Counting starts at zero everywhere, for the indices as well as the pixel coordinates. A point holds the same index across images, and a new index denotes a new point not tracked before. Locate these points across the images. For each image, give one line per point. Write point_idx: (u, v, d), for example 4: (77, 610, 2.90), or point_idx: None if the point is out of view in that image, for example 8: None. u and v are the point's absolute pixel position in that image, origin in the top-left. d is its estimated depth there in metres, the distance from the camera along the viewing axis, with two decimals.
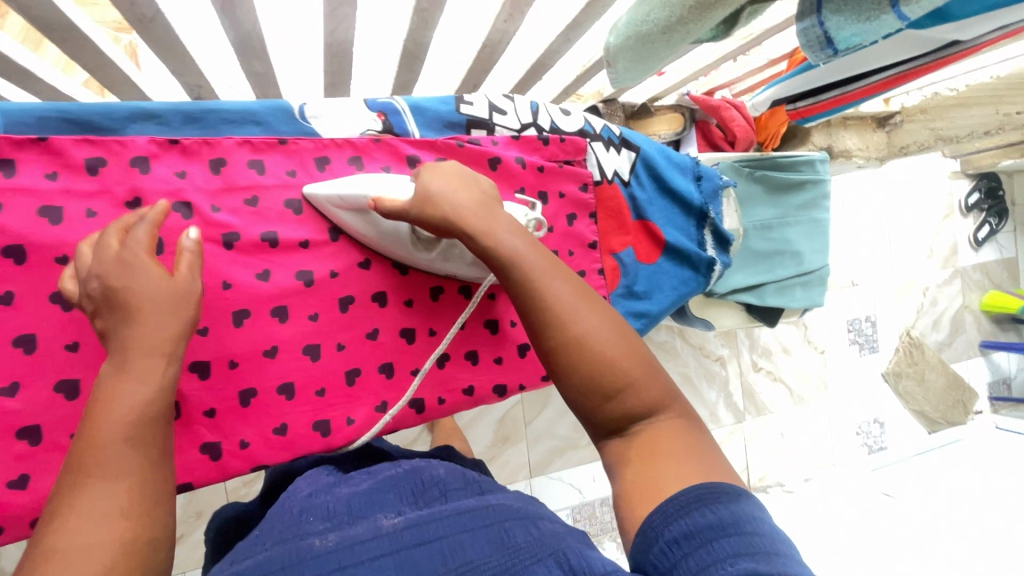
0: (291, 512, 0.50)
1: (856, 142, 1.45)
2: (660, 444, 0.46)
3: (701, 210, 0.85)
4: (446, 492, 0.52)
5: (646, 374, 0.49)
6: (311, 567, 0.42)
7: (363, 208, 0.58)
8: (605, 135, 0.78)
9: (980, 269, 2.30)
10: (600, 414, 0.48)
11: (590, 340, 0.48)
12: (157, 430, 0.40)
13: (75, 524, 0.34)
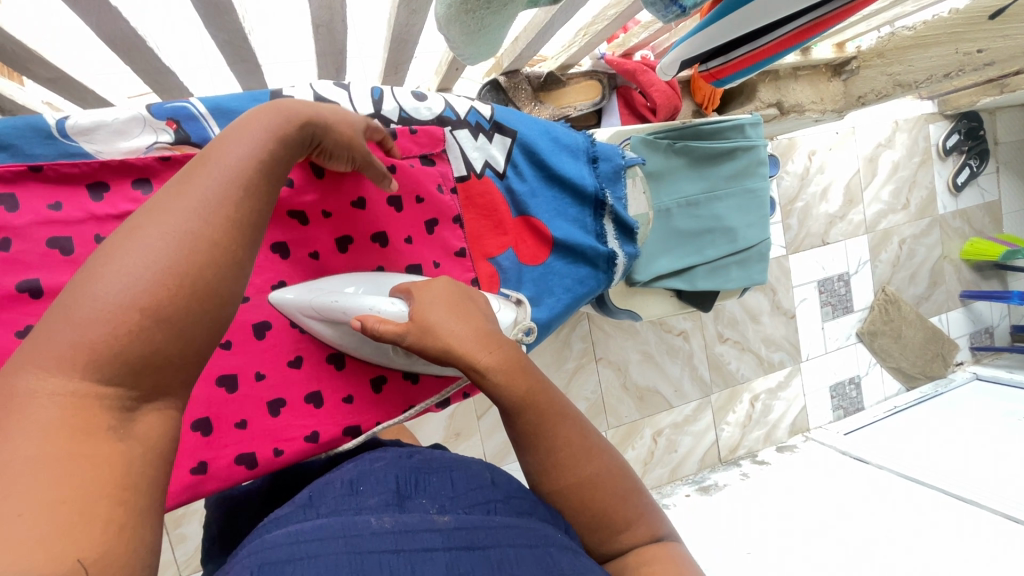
0: (341, 484, 0.46)
1: (808, 94, 1.33)
2: (664, 556, 0.48)
3: (597, 197, 0.76)
4: (496, 497, 0.47)
5: (641, 497, 0.51)
6: (367, 543, 0.38)
7: (340, 319, 0.55)
8: (471, 120, 0.68)
9: (960, 216, 2.19)
10: (604, 538, 0.49)
11: (599, 474, 0.49)
12: (138, 353, 0.30)
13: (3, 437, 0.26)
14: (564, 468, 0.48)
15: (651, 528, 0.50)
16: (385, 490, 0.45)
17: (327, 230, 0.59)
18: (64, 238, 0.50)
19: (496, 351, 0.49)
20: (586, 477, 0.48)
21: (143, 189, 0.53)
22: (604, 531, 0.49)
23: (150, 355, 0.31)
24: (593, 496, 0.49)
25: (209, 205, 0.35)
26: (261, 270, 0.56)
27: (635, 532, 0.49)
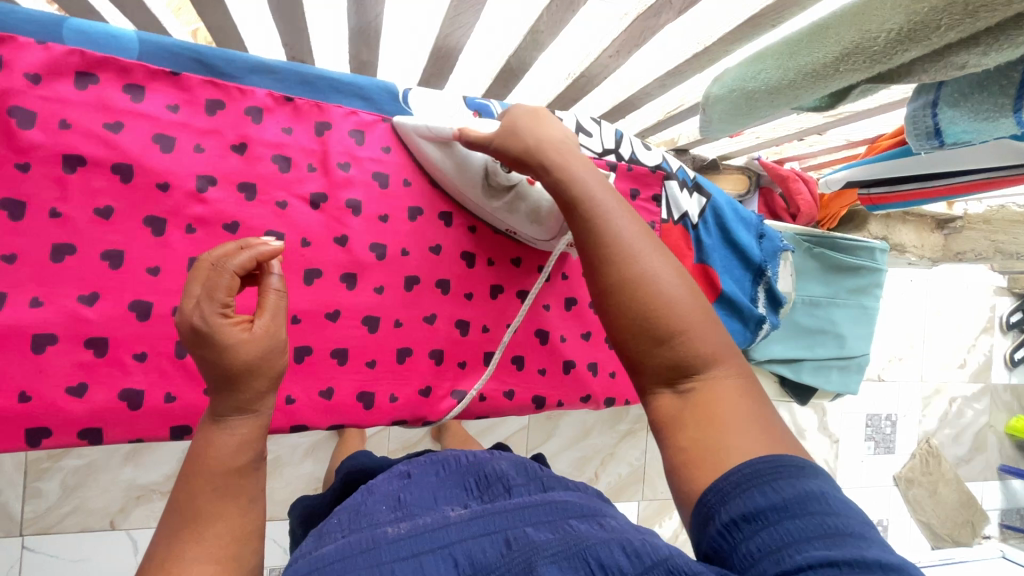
0: (361, 502, 0.48)
1: (912, 238, 1.46)
2: (719, 406, 0.41)
3: (759, 267, 0.87)
4: (512, 485, 0.48)
5: (708, 320, 0.45)
6: (385, 553, 0.39)
7: (447, 140, 0.60)
8: (681, 175, 0.82)
9: (1010, 391, 2.24)
10: (650, 360, 0.43)
11: (661, 278, 0.44)
12: (231, 508, 0.41)
13: None
14: (611, 266, 0.45)
15: (713, 366, 0.43)
16: (402, 504, 0.47)
17: None
18: (383, 174, 0.64)
19: (572, 156, 0.51)
20: (633, 275, 0.44)
21: None
22: (649, 350, 0.43)
23: (244, 500, 0.42)
24: (642, 304, 0.44)
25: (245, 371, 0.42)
26: (505, 245, 0.70)
27: (693, 362, 0.43)
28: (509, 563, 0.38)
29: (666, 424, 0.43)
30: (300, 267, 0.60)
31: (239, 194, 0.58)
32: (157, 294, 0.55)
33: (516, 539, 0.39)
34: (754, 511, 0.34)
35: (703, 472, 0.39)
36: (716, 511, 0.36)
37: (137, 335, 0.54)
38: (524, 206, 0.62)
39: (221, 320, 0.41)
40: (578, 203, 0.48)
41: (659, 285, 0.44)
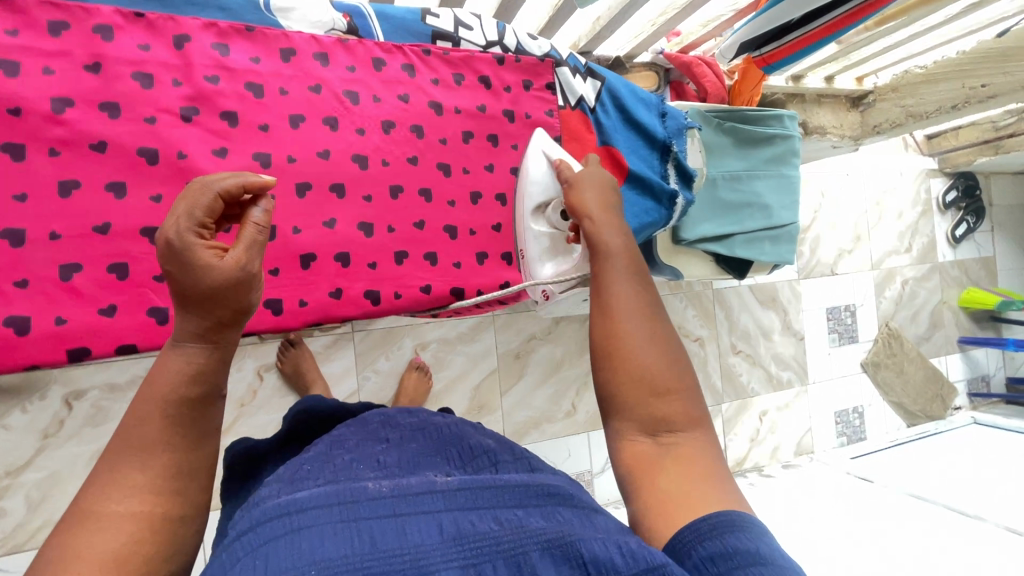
0: (342, 457, 0.55)
1: (831, 119, 1.51)
2: (693, 462, 0.52)
3: (665, 144, 0.86)
4: (499, 461, 0.58)
5: (692, 396, 0.55)
6: (363, 509, 0.47)
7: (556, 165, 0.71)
8: (571, 62, 0.80)
9: (958, 267, 2.34)
10: (645, 409, 0.54)
11: (657, 343, 0.56)
12: (179, 424, 0.47)
13: (116, 488, 0.44)
14: (611, 316, 0.56)
15: (692, 431, 0.54)
16: (383, 465, 0.55)
17: (451, 125, 0.72)
18: (256, 84, 0.64)
19: (610, 225, 0.62)
20: (630, 336, 0.55)
21: (321, 61, 0.67)
22: (648, 400, 0.54)
23: (183, 421, 0.47)
24: (638, 359, 0.55)
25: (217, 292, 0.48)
26: (398, 143, 0.69)
27: (672, 425, 0.54)
28: (498, 536, 0.46)
29: (644, 472, 0.52)
30: (175, 184, 0.63)
31: (99, 112, 0.60)
32: (38, 221, 0.58)
33: (508, 519, 0.48)
34: (728, 550, 0.43)
35: (681, 510, 0.48)
36: (692, 546, 0.45)
37: (22, 260, 0.58)
38: (548, 237, 0.73)
39: (194, 240, 0.48)
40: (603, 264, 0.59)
41: (639, 352, 0.55)
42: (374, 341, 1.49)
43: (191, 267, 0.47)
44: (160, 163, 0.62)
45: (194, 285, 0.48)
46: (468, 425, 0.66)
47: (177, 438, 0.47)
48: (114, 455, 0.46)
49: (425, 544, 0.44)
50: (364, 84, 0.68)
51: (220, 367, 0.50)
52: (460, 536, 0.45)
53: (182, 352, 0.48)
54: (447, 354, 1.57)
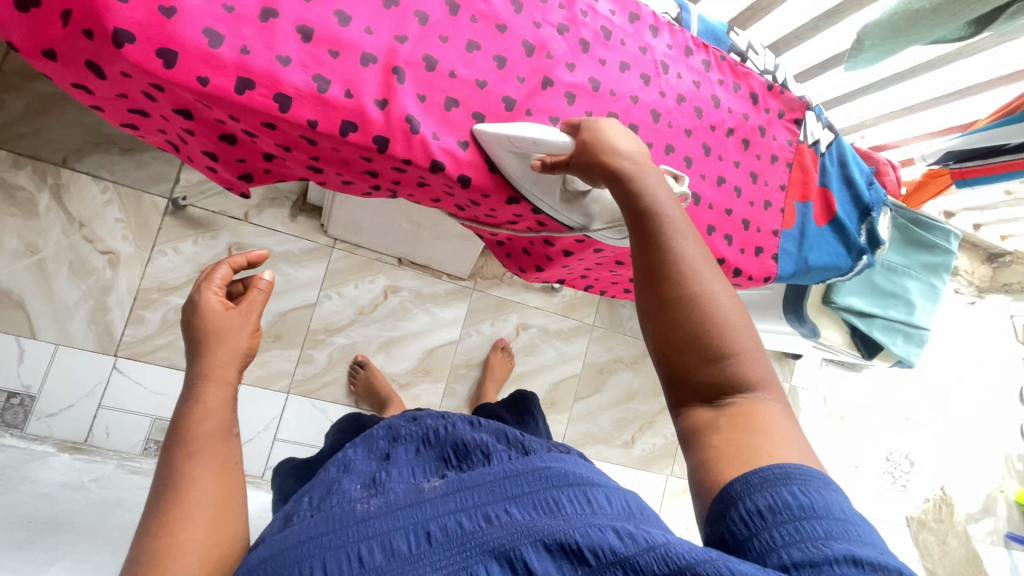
0: (326, 488, 0.63)
1: (966, 263, 1.59)
2: (758, 419, 0.52)
3: (866, 207, 0.98)
4: (491, 452, 0.65)
5: (755, 353, 0.55)
6: (355, 527, 0.53)
7: (524, 150, 0.67)
8: (817, 112, 0.94)
9: (1022, 461, 2.32)
10: (698, 373, 0.54)
11: (717, 294, 0.55)
12: (204, 454, 0.60)
13: (176, 522, 0.55)
14: (680, 282, 0.56)
15: (756, 389, 0.54)
16: (374, 484, 0.62)
17: (724, 118, 0.85)
18: (607, 29, 0.76)
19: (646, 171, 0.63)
20: (690, 298, 0.55)
21: (652, 33, 0.80)
22: (699, 365, 0.54)
23: (193, 458, 0.59)
24: (698, 319, 0.54)
25: (224, 334, 0.68)
26: (684, 114, 0.81)
27: (727, 387, 0.54)
28: (487, 530, 0.50)
29: (703, 431, 0.53)
30: (537, 74, 0.71)
31: (510, 5, 0.70)
32: (443, 56, 0.65)
33: (494, 516, 0.51)
34: (779, 504, 0.45)
35: (731, 467, 0.49)
36: (740, 499, 0.46)
37: (421, 80, 0.64)
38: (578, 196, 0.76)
39: (209, 294, 0.70)
40: (652, 223, 0.59)
41: (708, 306, 0.54)
42: (488, 304, 1.60)
43: (211, 312, 0.69)
44: (534, 56, 0.70)
45: (208, 324, 0.68)
46: (465, 421, 0.73)
47: (213, 468, 0.60)
48: (165, 498, 0.57)
49: (415, 553, 0.50)
50: (675, 62, 0.81)
51: (228, 405, 0.66)
52: (440, 545, 0.50)
53: (194, 394, 0.64)
54: (542, 343, 1.65)
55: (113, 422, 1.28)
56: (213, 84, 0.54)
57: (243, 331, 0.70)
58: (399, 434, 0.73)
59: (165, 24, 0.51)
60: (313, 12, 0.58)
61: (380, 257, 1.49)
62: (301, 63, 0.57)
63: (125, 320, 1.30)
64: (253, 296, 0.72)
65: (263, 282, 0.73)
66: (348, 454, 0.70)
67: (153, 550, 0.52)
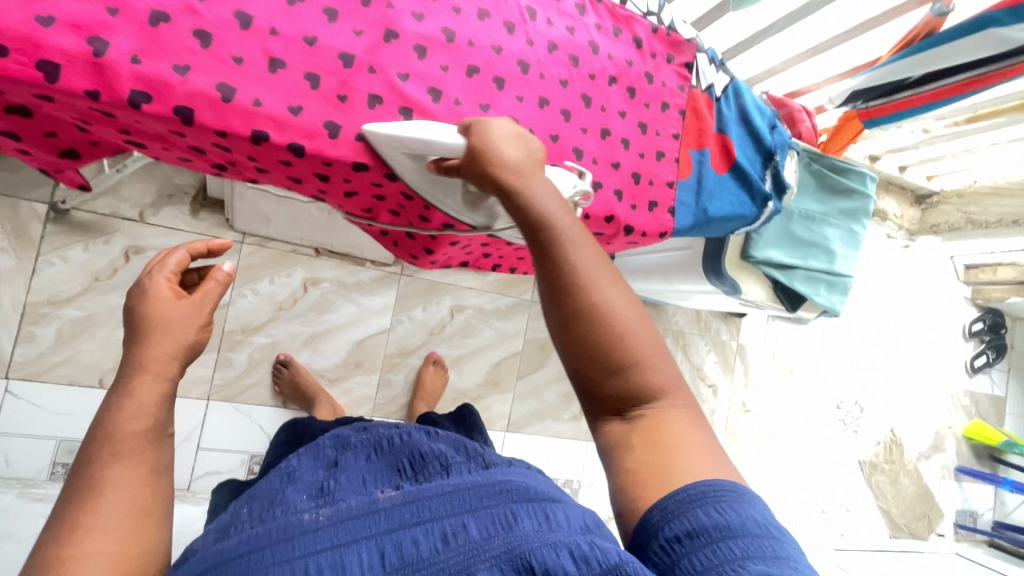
0: (267, 498, 0.57)
1: (894, 209, 1.60)
2: (667, 429, 0.50)
3: (769, 151, 0.93)
4: (450, 463, 0.59)
5: (661, 355, 0.53)
6: (299, 544, 0.47)
7: (416, 150, 0.63)
8: (710, 53, 0.89)
9: (969, 396, 2.38)
10: (603, 384, 0.51)
11: (615, 296, 0.52)
12: (139, 453, 0.52)
13: (79, 538, 0.46)
14: (573, 292, 0.52)
15: (663, 397, 0.52)
16: (322, 493, 0.57)
17: (604, 66, 0.79)
18: None
19: (536, 171, 0.58)
20: (587, 304, 0.51)
21: None
22: (603, 379, 0.51)
23: (125, 462, 0.51)
24: (604, 331, 0.50)
25: (172, 329, 0.56)
26: (557, 64, 0.75)
27: (636, 395, 0.51)
28: (444, 550, 0.45)
29: (615, 449, 0.51)
30: (379, 26, 0.63)
31: None
32: (261, 12, 0.57)
33: (454, 533, 0.46)
34: (697, 528, 0.43)
35: (651, 490, 0.47)
36: (659, 526, 0.45)
37: (232, 38, 0.56)
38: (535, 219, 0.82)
39: (160, 281, 0.58)
40: (540, 224, 0.55)
41: (608, 313, 0.51)
42: (418, 289, 1.53)
43: (155, 301, 0.56)
44: (371, 6, 0.63)
45: (147, 314, 0.56)
46: (421, 432, 0.68)
47: (143, 470, 0.52)
48: (78, 506, 0.48)
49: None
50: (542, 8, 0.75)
51: (166, 402, 0.55)
52: (397, 568, 0.45)
53: (123, 388, 0.53)
54: (479, 323, 1.60)
55: (12, 450, 1.20)
56: None
57: (194, 323, 0.58)
58: (350, 439, 0.69)
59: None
60: None
61: (296, 247, 1.41)
62: (71, 23, 0.49)
63: (14, 339, 1.20)
64: (210, 288, 0.60)
65: (221, 272, 0.61)
66: (292, 463, 0.64)
67: (51, 564, 0.45)
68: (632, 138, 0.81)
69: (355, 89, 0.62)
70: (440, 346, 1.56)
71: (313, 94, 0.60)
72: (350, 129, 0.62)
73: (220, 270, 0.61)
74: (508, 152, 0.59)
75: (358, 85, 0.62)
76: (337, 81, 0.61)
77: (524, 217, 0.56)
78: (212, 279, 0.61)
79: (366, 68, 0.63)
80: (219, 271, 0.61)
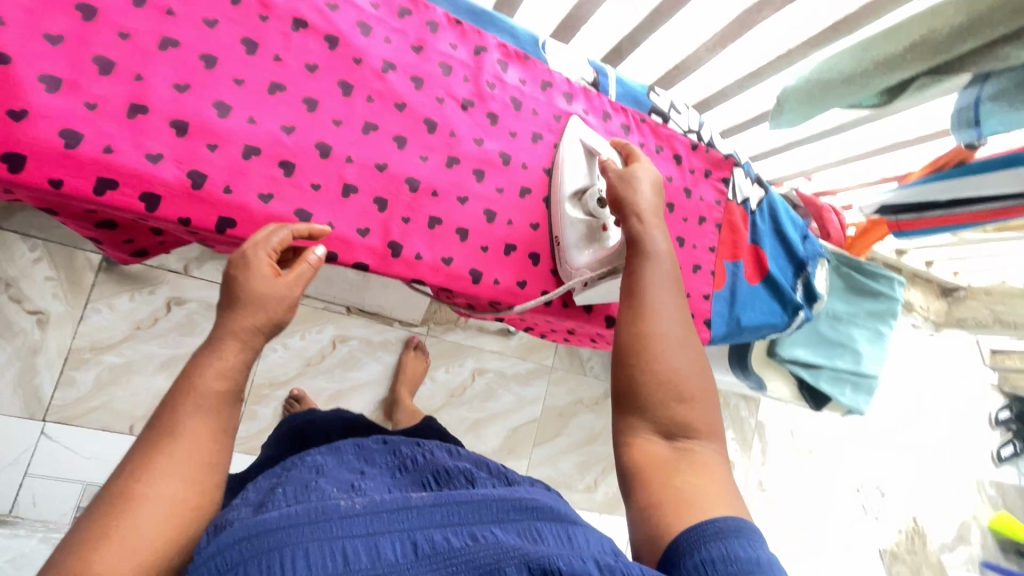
0: (302, 482, 0.53)
1: (920, 299, 1.60)
2: (704, 466, 0.54)
3: (801, 262, 0.97)
4: (474, 478, 0.56)
5: (709, 404, 0.58)
6: (336, 526, 0.44)
7: (592, 151, 0.74)
8: (746, 167, 0.94)
9: (995, 486, 2.30)
10: (663, 407, 0.56)
11: (677, 335, 0.59)
12: (226, 409, 0.49)
13: (150, 484, 0.43)
14: (641, 320, 0.59)
15: (707, 440, 0.56)
16: (353, 488, 0.52)
17: None
18: (517, 100, 0.74)
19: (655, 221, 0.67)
20: (670, 337, 0.58)
21: (567, 101, 0.78)
22: (671, 401, 0.56)
23: (209, 418, 0.48)
24: (672, 361, 0.57)
25: (268, 304, 0.52)
26: None
27: (686, 429, 0.55)
28: (467, 546, 0.44)
29: (655, 476, 0.53)
30: (445, 152, 0.68)
31: (412, 81, 0.67)
32: (338, 141, 0.62)
33: (478, 536, 0.45)
34: (731, 555, 0.43)
35: (681, 512, 0.49)
36: (693, 550, 0.44)
37: (312, 168, 0.60)
38: (584, 224, 0.73)
39: (262, 255, 0.53)
40: (645, 261, 0.63)
41: (681, 352, 0.58)
42: (443, 350, 1.56)
43: (251, 275, 0.52)
44: (437, 133, 0.68)
45: (241, 286, 0.52)
46: (442, 452, 0.64)
47: (217, 424, 0.48)
48: (150, 447, 0.45)
49: (396, 564, 0.42)
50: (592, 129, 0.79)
51: (247, 370, 0.51)
52: (427, 556, 0.43)
53: (214, 347, 0.50)
54: (499, 388, 1.61)
55: (39, 490, 1.22)
56: (69, 186, 0.50)
57: (285, 302, 0.53)
58: (371, 449, 0.64)
59: (11, 127, 0.47)
60: (184, 104, 0.55)
61: (328, 305, 1.44)
62: (173, 157, 0.54)
63: (54, 382, 1.24)
64: (299, 275, 0.55)
65: (313, 259, 0.56)
66: (317, 460, 0.59)
67: (115, 496, 0.42)
68: (674, 252, 0.84)
69: (417, 211, 0.66)
70: (460, 408, 1.57)
71: (379, 218, 0.64)
72: (409, 249, 0.66)
73: (313, 258, 0.56)
74: (645, 199, 0.68)
75: (421, 207, 0.67)
76: (402, 203, 0.65)
77: (632, 247, 0.65)
78: (304, 264, 0.56)
79: (429, 191, 0.67)
80: (311, 258, 0.56)
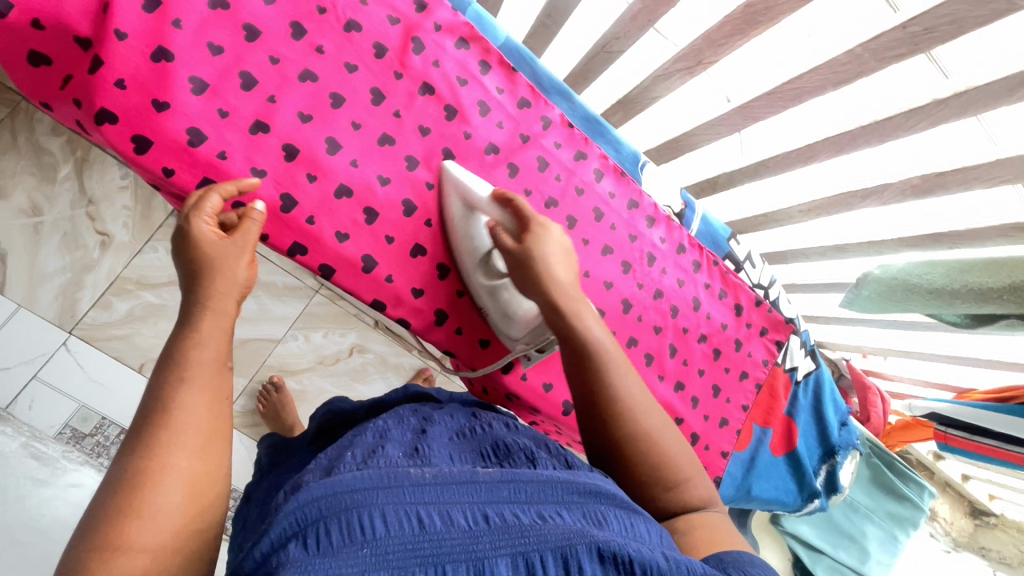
0: (366, 441, 0.47)
1: (946, 511, 1.48)
2: (708, 531, 0.50)
3: (831, 448, 0.93)
4: (537, 458, 0.47)
5: (695, 469, 0.54)
6: (409, 491, 0.38)
7: (473, 206, 0.63)
8: (804, 336, 0.91)
9: None
10: (654, 499, 0.51)
11: (648, 421, 0.53)
12: (214, 376, 0.44)
13: (156, 469, 0.38)
14: (604, 418, 0.53)
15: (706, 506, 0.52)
16: (419, 452, 0.46)
17: (700, 324, 0.83)
18: (599, 210, 0.76)
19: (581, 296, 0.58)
20: (636, 432, 0.52)
21: (648, 224, 0.80)
22: (656, 491, 0.51)
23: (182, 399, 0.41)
24: (646, 455, 0.52)
25: (231, 265, 0.49)
26: (658, 312, 0.80)
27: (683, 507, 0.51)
28: (529, 522, 0.38)
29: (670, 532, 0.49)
30: None
31: (508, 168, 0.70)
32: (424, 204, 0.65)
33: (544, 516, 0.39)
34: None
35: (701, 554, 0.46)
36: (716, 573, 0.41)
37: (392, 222, 0.63)
38: (505, 294, 0.66)
39: (201, 226, 0.49)
40: (588, 353, 0.55)
41: (651, 442, 0.52)
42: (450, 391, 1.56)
43: (201, 243, 0.48)
44: None
45: (194, 259, 0.48)
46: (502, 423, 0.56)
47: (212, 391, 0.43)
48: (138, 431, 0.40)
49: (471, 533, 0.36)
50: (662, 257, 0.80)
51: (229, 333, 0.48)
52: (502, 528, 0.37)
53: (188, 319, 0.46)
54: None
55: (38, 396, 1.24)
56: (178, 179, 0.54)
57: (241, 261, 0.50)
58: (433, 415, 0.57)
59: (152, 117, 0.51)
60: (301, 134, 0.58)
61: (359, 313, 1.48)
62: (275, 178, 0.57)
63: (92, 302, 1.28)
64: (239, 234, 0.51)
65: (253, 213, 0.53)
66: (380, 423, 0.52)
67: (122, 502, 0.37)
68: (704, 399, 0.84)
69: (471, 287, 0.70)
70: None
71: (435, 284, 0.67)
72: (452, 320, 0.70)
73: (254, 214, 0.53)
74: (560, 274, 0.58)
75: None
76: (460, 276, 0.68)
77: (567, 343, 0.56)
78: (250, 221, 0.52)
79: None
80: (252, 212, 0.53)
